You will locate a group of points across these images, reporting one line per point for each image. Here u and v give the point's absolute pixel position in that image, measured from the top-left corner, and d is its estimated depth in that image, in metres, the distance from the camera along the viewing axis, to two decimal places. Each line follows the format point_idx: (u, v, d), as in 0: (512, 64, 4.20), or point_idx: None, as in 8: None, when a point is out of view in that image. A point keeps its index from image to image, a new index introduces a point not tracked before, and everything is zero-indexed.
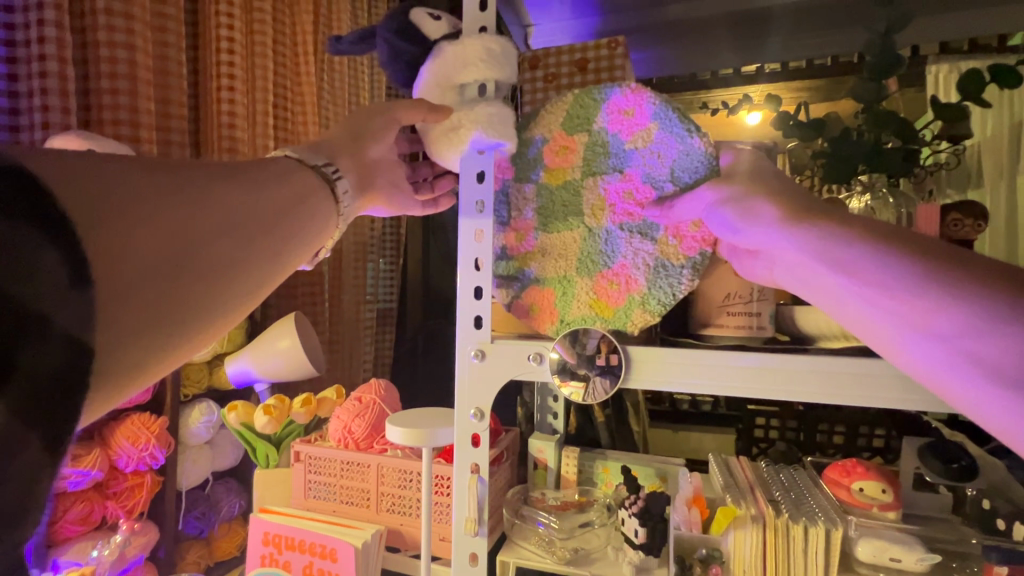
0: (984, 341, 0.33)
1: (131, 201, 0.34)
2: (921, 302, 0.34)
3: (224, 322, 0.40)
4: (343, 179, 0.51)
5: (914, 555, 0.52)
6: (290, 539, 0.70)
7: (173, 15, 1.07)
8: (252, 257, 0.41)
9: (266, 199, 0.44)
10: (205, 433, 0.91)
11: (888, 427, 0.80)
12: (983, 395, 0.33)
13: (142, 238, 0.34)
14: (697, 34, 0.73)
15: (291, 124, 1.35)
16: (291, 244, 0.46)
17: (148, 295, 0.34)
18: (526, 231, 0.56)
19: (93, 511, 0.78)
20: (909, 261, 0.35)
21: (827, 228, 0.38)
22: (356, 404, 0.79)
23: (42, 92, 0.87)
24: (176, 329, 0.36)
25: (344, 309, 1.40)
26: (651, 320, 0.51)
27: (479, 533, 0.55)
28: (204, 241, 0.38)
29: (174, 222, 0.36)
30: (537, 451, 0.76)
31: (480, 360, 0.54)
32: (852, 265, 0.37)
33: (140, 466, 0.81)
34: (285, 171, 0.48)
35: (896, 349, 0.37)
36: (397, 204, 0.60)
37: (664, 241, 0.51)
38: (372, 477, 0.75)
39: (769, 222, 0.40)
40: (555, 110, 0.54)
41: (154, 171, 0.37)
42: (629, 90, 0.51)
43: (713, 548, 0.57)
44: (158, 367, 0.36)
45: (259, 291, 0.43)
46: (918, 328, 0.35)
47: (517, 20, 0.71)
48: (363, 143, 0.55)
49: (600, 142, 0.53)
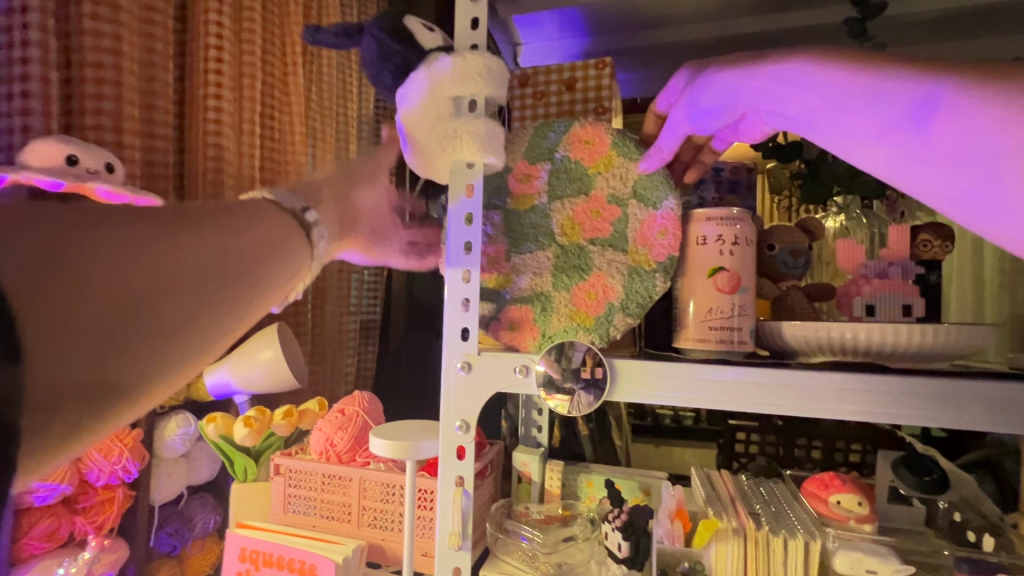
0: (963, 99, 0.34)
1: (85, 254, 0.36)
2: (894, 94, 0.37)
3: (173, 378, 0.42)
4: (318, 227, 0.52)
5: (890, 567, 0.53)
6: (268, 555, 0.69)
7: (162, 21, 1.08)
8: (208, 313, 0.42)
9: (235, 247, 0.45)
10: (181, 447, 0.88)
11: (864, 443, 0.82)
12: (988, 143, 0.34)
13: (102, 300, 0.36)
14: (680, 58, 0.75)
15: (279, 134, 1.35)
16: (258, 290, 0.47)
17: (96, 355, 0.36)
18: (498, 255, 0.57)
19: (60, 527, 0.76)
20: (868, 69, 0.38)
21: (792, 61, 0.42)
22: (339, 417, 0.77)
23: (23, 95, 0.88)
24: (113, 395, 0.37)
25: (327, 320, 1.38)
26: (631, 324, 0.53)
27: (462, 547, 0.54)
28: (158, 300, 0.39)
29: (125, 284, 0.37)
30: (521, 464, 0.76)
31: (466, 372, 0.54)
32: (827, 92, 0.40)
33: (112, 479, 0.79)
34: (260, 214, 0.49)
35: (904, 159, 0.38)
36: (379, 251, 0.60)
37: (634, 250, 0.54)
38: (354, 491, 0.74)
39: (743, 84, 0.45)
40: (517, 142, 0.57)
41: (114, 227, 0.38)
42: (586, 125, 0.55)
43: (695, 562, 0.59)
44: (105, 423, 0.38)
45: (208, 348, 0.44)
46: (904, 139, 0.37)
47: (507, 39, 0.73)
48: (351, 185, 0.57)
49: (565, 168, 0.56)
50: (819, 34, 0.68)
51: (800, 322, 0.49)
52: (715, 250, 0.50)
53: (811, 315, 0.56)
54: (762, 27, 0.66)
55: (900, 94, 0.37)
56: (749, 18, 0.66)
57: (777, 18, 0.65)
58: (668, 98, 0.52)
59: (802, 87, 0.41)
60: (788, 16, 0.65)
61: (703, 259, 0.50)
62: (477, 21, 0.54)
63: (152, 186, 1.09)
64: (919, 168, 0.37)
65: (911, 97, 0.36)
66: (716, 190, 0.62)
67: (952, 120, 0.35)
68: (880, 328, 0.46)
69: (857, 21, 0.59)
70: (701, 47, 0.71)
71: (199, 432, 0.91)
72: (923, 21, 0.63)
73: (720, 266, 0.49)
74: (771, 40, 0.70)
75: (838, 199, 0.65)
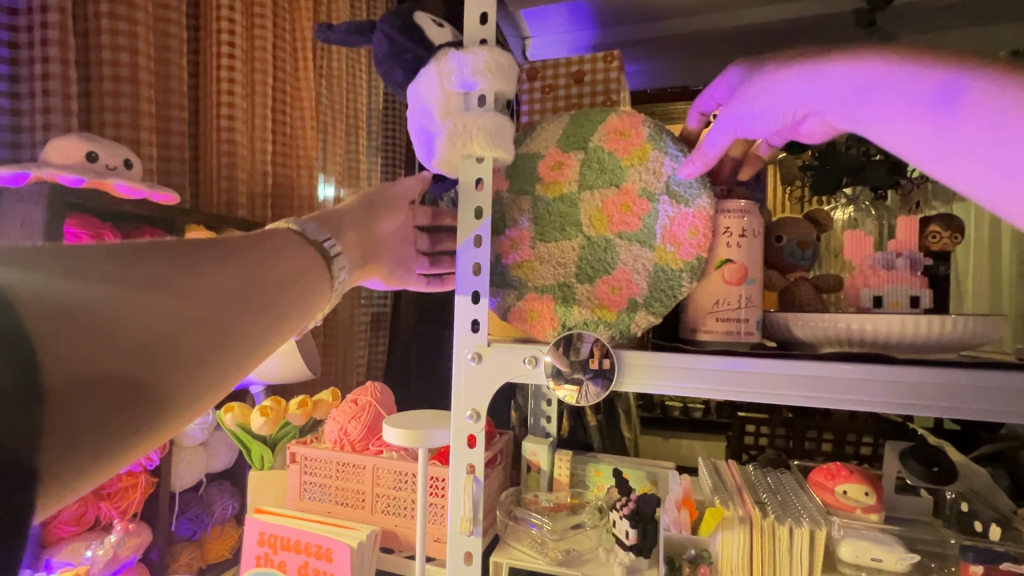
0: (985, 87, 0.34)
1: (109, 273, 0.38)
2: (916, 84, 0.36)
3: (197, 406, 0.41)
4: (341, 257, 0.54)
5: (895, 555, 0.54)
6: (286, 539, 0.71)
7: (176, 19, 1.10)
8: (235, 338, 0.43)
9: (263, 276, 0.47)
10: (200, 435, 0.91)
11: (875, 435, 0.82)
12: (1013, 128, 0.33)
13: (144, 319, 0.37)
14: (689, 51, 0.75)
15: (290, 129, 1.37)
16: (282, 319, 0.48)
17: (138, 371, 0.36)
18: (522, 240, 0.58)
19: (87, 512, 0.78)
20: (884, 62, 0.38)
21: (819, 60, 0.42)
22: (352, 406, 0.79)
23: (44, 93, 0.91)
24: (144, 417, 0.37)
25: (339, 312, 1.41)
26: (654, 322, 0.53)
27: (474, 532, 0.56)
28: (189, 321, 0.40)
29: (161, 305, 0.39)
30: (530, 454, 0.78)
31: (477, 363, 0.55)
32: (858, 88, 0.39)
33: (136, 466, 0.83)
34: (286, 246, 0.51)
35: (942, 151, 0.36)
36: (399, 278, 0.63)
37: (661, 248, 0.53)
38: (368, 478, 0.76)
39: (786, 82, 0.44)
40: (551, 130, 0.58)
41: (147, 257, 0.41)
42: (624, 115, 0.55)
43: (702, 549, 0.60)
44: (139, 445, 0.37)
45: (232, 375, 0.44)
46: (936, 129, 0.36)
47: (516, 33, 0.74)
48: (374, 219, 0.59)
49: (592, 159, 0.56)
50: (828, 24, 0.68)
51: (806, 314, 0.50)
52: (724, 242, 0.51)
53: (818, 307, 0.56)
54: (772, 17, 0.66)
55: (923, 85, 0.36)
56: (758, 8, 0.66)
57: (787, 7, 0.65)
58: (708, 100, 0.53)
59: (835, 84, 0.40)
60: (797, 7, 0.64)
61: (714, 252, 0.51)
62: (487, 16, 0.54)
63: (168, 182, 1.11)
64: (951, 160, 0.36)
65: (934, 85, 0.35)
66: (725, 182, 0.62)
67: (977, 107, 0.34)
68: (887, 319, 0.46)
69: (867, 12, 0.59)
70: (711, 39, 0.71)
71: (216, 421, 0.93)
72: (936, 10, 0.62)
73: (727, 258, 0.51)
74: (780, 32, 0.69)
75: (847, 190, 0.65)
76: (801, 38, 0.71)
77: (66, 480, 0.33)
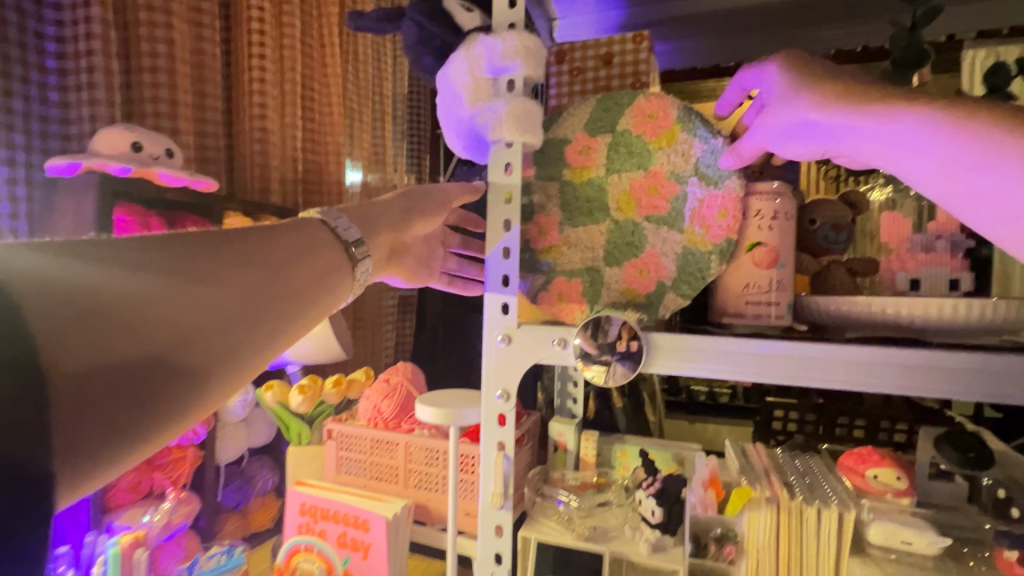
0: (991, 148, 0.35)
1: (152, 262, 0.41)
2: (930, 141, 0.37)
3: (229, 388, 0.45)
4: (366, 261, 0.55)
5: (926, 539, 0.53)
6: (325, 510, 0.75)
7: (208, 10, 1.13)
8: (263, 327, 0.46)
9: (292, 268, 0.49)
10: (241, 411, 0.96)
11: (909, 423, 0.79)
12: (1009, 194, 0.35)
13: (182, 306, 0.41)
14: (721, 28, 0.74)
15: (319, 116, 1.40)
16: (308, 310, 0.50)
17: (173, 354, 0.40)
18: (550, 225, 0.58)
19: (141, 481, 0.84)
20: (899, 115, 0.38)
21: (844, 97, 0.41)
22: (385, 386, 0.84)
23: (89, 86, 0.95)
24: (179, 396, 0.41)
25: (368, 295, 1.45)
26: (683, 304, 0.54)
27: (504, 506, 0.58)
28: (221, 308, 0.43)
29: (195, 294, 0.42)
30: (557, 434, 0.80)
31: (507, 344, 0.56)
32: (880, 137, 0.39)
33: (183, 440, 0.88)
34: (317, 239, 0.53)
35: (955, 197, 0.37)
36: (420, 280, 0.66)
37: (690, 230, 0.53)
38: (401, 454, 0.79)
39: (818, 115, 0.42)
40: (578, 114, 0.57)
41: (187, 246, 0.44)
42: (652, 96, 0.54)
43: (728, 529, 0.61)
44: (175, 421, 0.41)
45: (261, 360, 0.47)
46: (947, 182, 0.37)
47: (542, 14, 0.75)
48: (410, 220, 0.60)
49: (621, 143, 0.55)
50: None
51: (836, 297, 0.50)
52: (755, 225, 0.51)
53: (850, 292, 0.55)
54: None
55: (937, 140, 0.37)
56: None
57: None
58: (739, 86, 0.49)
59: (857, 131, 0.40)
60: None
61: (744, 235, 0.51)
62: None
63: (205, 169, 1.15)
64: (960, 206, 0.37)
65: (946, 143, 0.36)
66: (756, 163, 0.61)
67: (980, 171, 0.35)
68: (923, 303, 0.45)
69: None
70: (744, 15, 0.69)
71: (256, 399, 0.98)
72: None
73: (758, 241, 0.50)
74: (819, 5, 0.67)
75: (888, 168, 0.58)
76: (842, 11, 0.68)
77: (109, 449, 0.37)
